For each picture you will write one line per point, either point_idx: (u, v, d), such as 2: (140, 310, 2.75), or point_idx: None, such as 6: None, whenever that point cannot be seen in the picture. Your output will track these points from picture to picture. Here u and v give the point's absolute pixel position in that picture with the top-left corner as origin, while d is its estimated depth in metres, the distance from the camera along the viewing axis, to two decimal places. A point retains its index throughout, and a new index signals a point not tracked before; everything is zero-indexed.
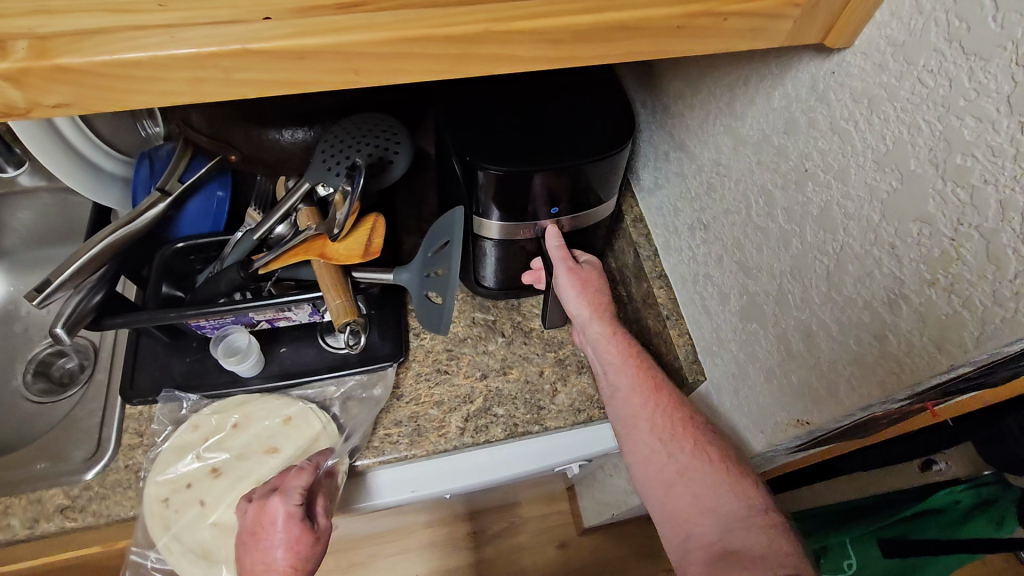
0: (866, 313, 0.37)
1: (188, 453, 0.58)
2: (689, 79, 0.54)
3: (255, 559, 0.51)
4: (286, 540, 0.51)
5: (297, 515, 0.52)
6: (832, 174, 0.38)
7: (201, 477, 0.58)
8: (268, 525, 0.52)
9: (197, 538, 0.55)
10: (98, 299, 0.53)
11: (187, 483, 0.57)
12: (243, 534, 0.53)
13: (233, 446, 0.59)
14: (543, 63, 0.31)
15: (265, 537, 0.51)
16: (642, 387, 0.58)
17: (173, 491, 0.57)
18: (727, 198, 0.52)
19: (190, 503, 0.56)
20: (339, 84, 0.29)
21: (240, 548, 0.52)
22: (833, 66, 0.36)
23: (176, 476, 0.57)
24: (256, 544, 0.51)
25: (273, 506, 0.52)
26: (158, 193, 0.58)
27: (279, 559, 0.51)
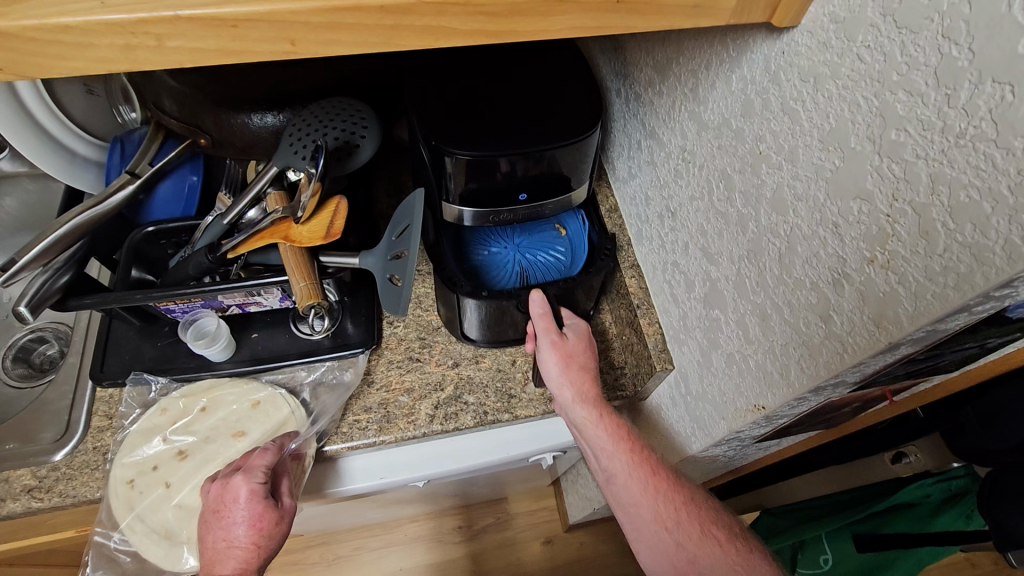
0: (812, 294, 0.37)
1: (156, 435, 0.59)
2: (657, 65, 0.54)
3: (217, 538, 0.51)
4: (250, 519, 0.51)
5: (261, 494, 0.52)
6: (784, 156, 0.38)
7: (167, 460, 0.58)
8: (231, 503, 0.52)
9: (162, 519, 0.56)
10: (65, 280, 0.53)
11: (153, 465, 0.58)
12: (204, 511, 0.53)
13: (201, 430, 0.60)
14: (483, 36, 0.31)
15: (227, 515, 0.51)
16: (638, 474, 0.58)
17: (138, 473, 0.57)
18: (692, 185, 0.52)
19: (155, 485, 0.57)
20: (275, 54, 0.29)
21: (202, 527, 0.52)
22: (783, 46, 0.36)
23: (142, 458, 0.58)
24: (218, 523, 0.51)
25: (236, 484, 0.52)
26: (127, 175, 0.58)
27: (242, 536, 0.51)
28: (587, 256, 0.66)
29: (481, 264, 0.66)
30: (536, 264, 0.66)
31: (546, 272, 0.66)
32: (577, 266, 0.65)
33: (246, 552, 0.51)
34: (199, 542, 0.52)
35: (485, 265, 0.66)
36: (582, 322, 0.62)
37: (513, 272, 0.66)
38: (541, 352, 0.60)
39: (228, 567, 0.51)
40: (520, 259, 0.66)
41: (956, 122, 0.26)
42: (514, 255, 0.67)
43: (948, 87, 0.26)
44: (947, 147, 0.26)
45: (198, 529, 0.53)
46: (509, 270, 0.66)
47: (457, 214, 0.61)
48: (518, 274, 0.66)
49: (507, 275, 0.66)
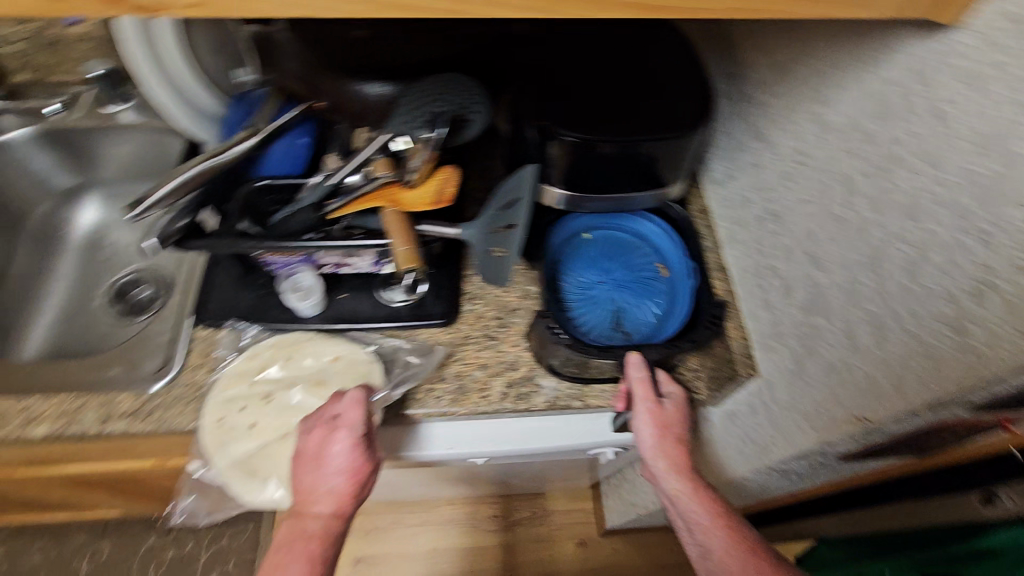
0: (947, 303, 0.35)
1: (246, 376, 0.62)
2: (774, 65, 0.53)
3: (316, 483, 0.54)
4: (349, 469, 0.54)
5: (361, 445, 0.54)
6: (925, 160, 0.37)
7: (253, 401, 0.61)
8: (333, 453, 0.54)
9: (245, 456, 0.59)
10: (183, 224, 0.58)
11: (241, 406, 0.60)
12: (303, 456, 0.55)
13: (287, 376, 0.62)
14: (642, 9, 0.31)
15: (329, 462, 0.54)
16: (737, 553, 0.53)
17: (228, 411, 0.60)
18: (805, 188, 0.50)
19: (241, 423, 0.60)
20: (445, 11, 0.31)
21: (300, 470, 0.55)
22: (940, 45, 0.35)
23: (231, 397, 0.61)
24: (318, 469, 0.54)
25: (337, 435, 0.54)
26: (249, 131, 0.62)
27: (341, 484, 0.54)
28: (689, 301, 0.64)
29: (577, 296, 0.67)
30: (630, 304, 0.66)
31: (641, 316, 0.65)
32: (676, 310, 0.64)
33: (343, 498, 0.54)
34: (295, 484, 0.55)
35: (580, 298, 0.66)
36: (679, 388, 0.60)
37: (607, 309, 0.66)
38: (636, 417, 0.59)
39: (325, 509, 0.54)
40: (616, 297, 0.67)
41: None
42: (610, 292, 0.67)
43: None
44: None
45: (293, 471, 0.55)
46: (603, 306, 0.66)
47: (553, 198, 0.62)
48: (612, 312, 0.66)
49: (602, 310, 0.66)
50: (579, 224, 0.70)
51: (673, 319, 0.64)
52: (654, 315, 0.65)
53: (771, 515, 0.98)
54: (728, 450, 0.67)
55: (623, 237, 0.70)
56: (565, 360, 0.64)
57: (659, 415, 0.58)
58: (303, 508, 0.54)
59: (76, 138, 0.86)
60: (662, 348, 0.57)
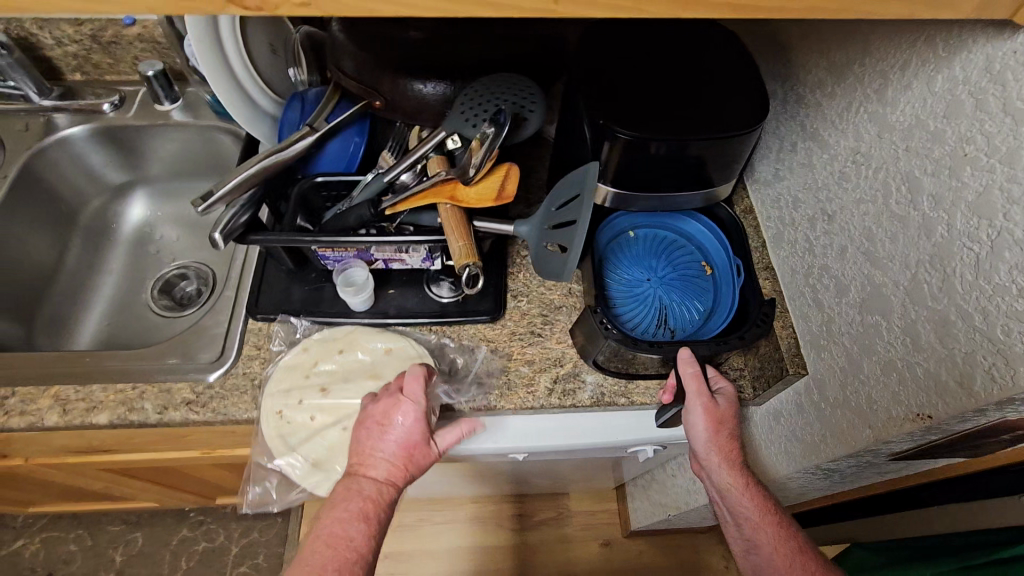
0: (1019, 300, 0.36)
1: (300, 369, 0.63)
2: (832, 66, 0.54)
3: (375, 447, 0.56)
4: (408, 438, 0.56)
5: (421, 417, 0.57)
6: (998, 158, 0.37)
7: (309, 392, 0.63)
8: (396, 420, 0.56)
9: (313, 447, 0.61)
10: (245, 219, 0.59)
11: (297, 397, 0.62)
12: (364, 422, 0.57)
13: (340, 367, 0.64)
14: (726, 9, 0.32)
15: (390, 429, 0.56)
16: (784, 550, 0.58)
17: (284, 404, 0.62)
18: (862, 188, 0.51)
19: (301, 415, 0.62)
20: (536, 10, 0.32)
21: (361, 434, 0.57)
22: (1016, 45, 0.36)
23: (290, 389, 0.62)
24: (379, 434, 0.56)
25: (402, 405, 0.56)
26: (307, 128, 0.63)
27: (399, 452, 0.56)
28: (734, 300, 0.64)
29: (621, 293, 0.67)
30: (676, 302, 0.66)
31: (686, 314, 0.66)
32: (722, 309, 0.65)
33: (398, 467, 0.56)
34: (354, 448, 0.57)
35: (625, 296, 0.67)
36: (731, 385, 0.60)
37: (652, 306, 0.66)
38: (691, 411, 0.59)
39: (380, 476, 0.55)
40: (661, 295, 0.67)
41: None
42: (656, 290, 0.67)
43: None
44: None
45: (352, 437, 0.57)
46: (648, 304, 0.66)
47: (603, 196, 0.63)
48: (657, 309, 0.66)
49: (646, 308, 0.66)
50: (625, 223, 0.71)
51: (717, 317, 0.64)
52: (699, 313, 0.66)
53: (804, 518, 0.97)
54: (772, 450, 0.67)
55: (668, 237, 0.71)
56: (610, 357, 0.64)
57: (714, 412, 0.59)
58: (359, 472, 0.55)
59: (128, 136, 0.88)
60: (712, 345, 0.58)
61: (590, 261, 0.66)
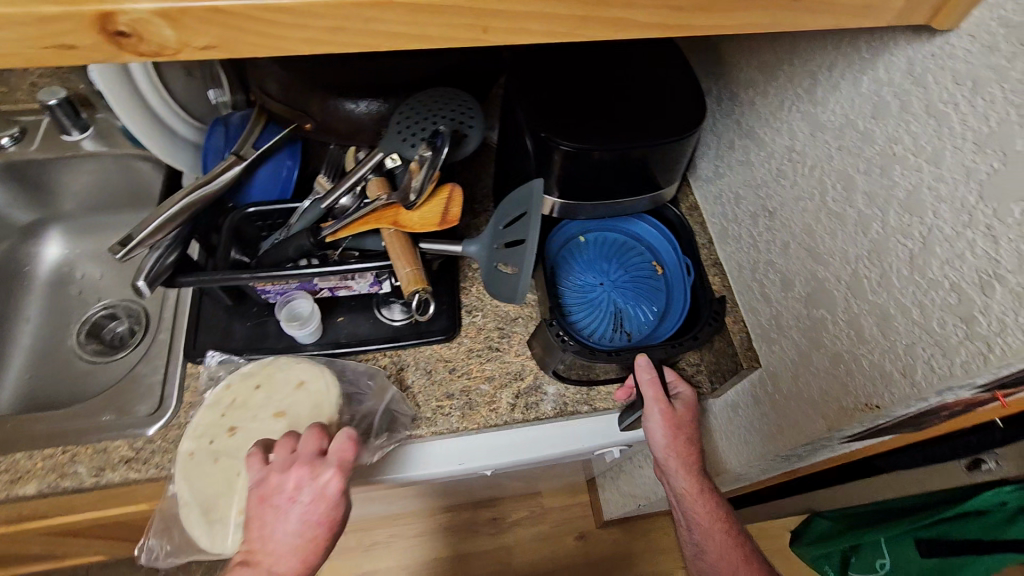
0: (953, 294, 0.37)
1: (216, 409, 0.58)
2: (763, 66, 0.55)
3: (285, 528, 0.50)
4: (325, 515, 0.51)
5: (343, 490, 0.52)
6: (925, 158, 0.38)
7: (219, 433, 0.57)
8: (315, 499, 0.50)
9: (210, 494, 0.55)
10: (172, 259, 0.55)
11: (210, 438, 0.57)
12: (273, 496, 0.50)
13: (251, 408, 0.58)
14: (659, 29, 0.32)
15: (307, 507, 0.50)
16: (729, 556, 0.62)
17: (197, 445, 0.57)
18: (799, 185, 0.52)
19: (206, 458, 0.56)
20: (466, 41, 0.30)
21: (270, 511, 0.50)
22: (935, 49, 0.37)
23: (202, 430, 0.58)
24: (292, 510, 0.50)
25: (321, 478, 0.50)
26: (233, 157, 0.59)
27: (314, 533, 0.50)
28: (685, 298, 0.65)
29: (576, 299, 0.67)
30: (630, 305, 0.67)
31: (641, 316, 0.66)
32: (674, 308, 0.66)
33: (304, 551, 0.50)
34: (260, 525, 0.50)
35: (580, 302, 0.67)
36: (689, 389, 0.61)
37: (607, 311, 0.66)
38: (651, 419, 0.59)
39: (282, 561, 0.49)
40: (615, 298, 0.67)
41: None
42: (609, 294, 0.67)
43: None
44: None
45: (256, 511, 0.51)
46: (603, 309, 0.66)
47: (551, 205, 0.62)
48: (612, 314, 0.66)
49: (601, 313, 0.66)
50: (575, 228, 0.70)
51: (671, 317, 0.65)
52: (653, 313, 0.66)
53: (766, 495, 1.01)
54: (731, 441, 0.69)
55: (617, 239, 0.71)
56: (568, 365, 0.64)
57: (671, 416, 0.59)
58: (263, 558, 0.49)
59: (35, 171, 0.81)
60: (666, 347, 0.59)
61: (542, 270, 0.65)
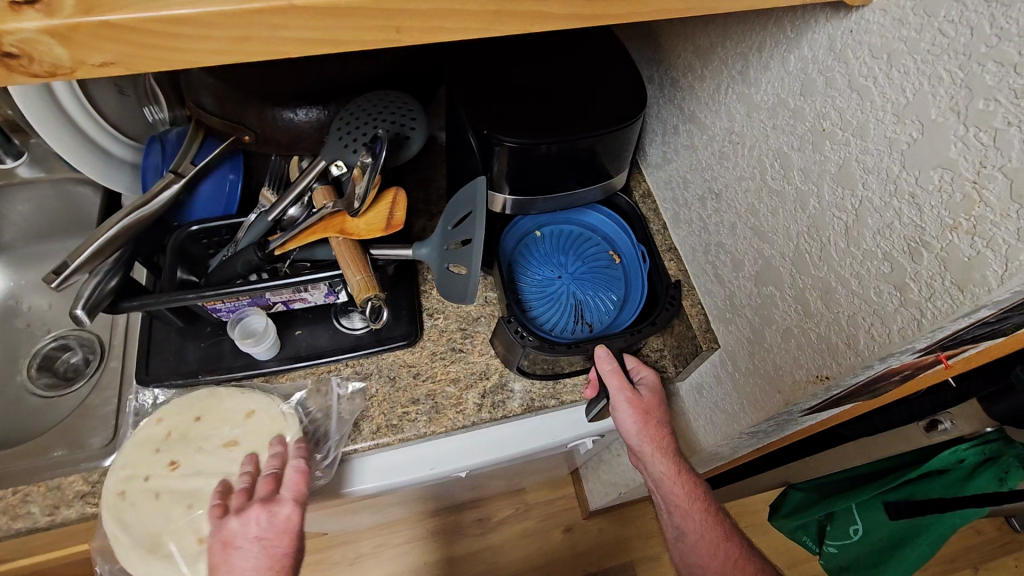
0: (886, 263, 0.38)
1: (150, 445, 0.57)
2: (699, 51, 0.55)
3: (250, 563, 0.51)
4: (289, 546, 0.53)
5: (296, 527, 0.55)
6: (850, 132, 0.39)
7: (157, 469, 0.57)
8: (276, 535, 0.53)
9: (155, 529, 0.55)
10: (114, 283, 0.53)
11: (144, 475, 0.56)
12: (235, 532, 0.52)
13: (193, 442, 0.58)
14: (576, 21, 0.32)
15: (269, 542, 0.53)
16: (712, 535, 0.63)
17: (128, 483, 0.56)
18: (741, 166, 0.53)
19: (144, 494, 0.55)
20: (380, 42, 0.30)
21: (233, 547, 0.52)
22: (851, 24, 0.37)
23: (132, 469, 0.56)
24: (255, 548, 0.52)
25: (281, 511, 0.53)
26: (171, 175, 0.58)
27: (278, 564, 0.52)
28: (644, 285, 0.65)
29: (535, 294, 0.67)
30: (589, 296, 0.67)
31: (601, 305, 0.66)
32: (633, 296, 0.66)
33: None
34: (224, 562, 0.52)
35: (539, 296, 0.67)
36: (653, 372, 0.60)
37: (567, 304, 0.67)
38: (618, 408, 0.58)
39: None
40: (574, 290, 0.67)
41: None
42: (568, 286, 0.68)
43: None
44: None
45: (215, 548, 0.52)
46: (563, 302, 0.67)
47: (504, 202, 0.62)
48: (572, 306, 0.67)
49: (561, 306, 0.67)
50: (529, 224, 0.70)
51: (631, 305, 0.65)
52: (614, 302, 0.66)
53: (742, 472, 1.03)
54: (700, 421, 0.70)
55: (572, 231, 0.70)
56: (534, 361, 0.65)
57: (638, 402, 0.59)
58: None
59: None
60: (626, 336, 0.59)
61: (499, 268, 0.65)
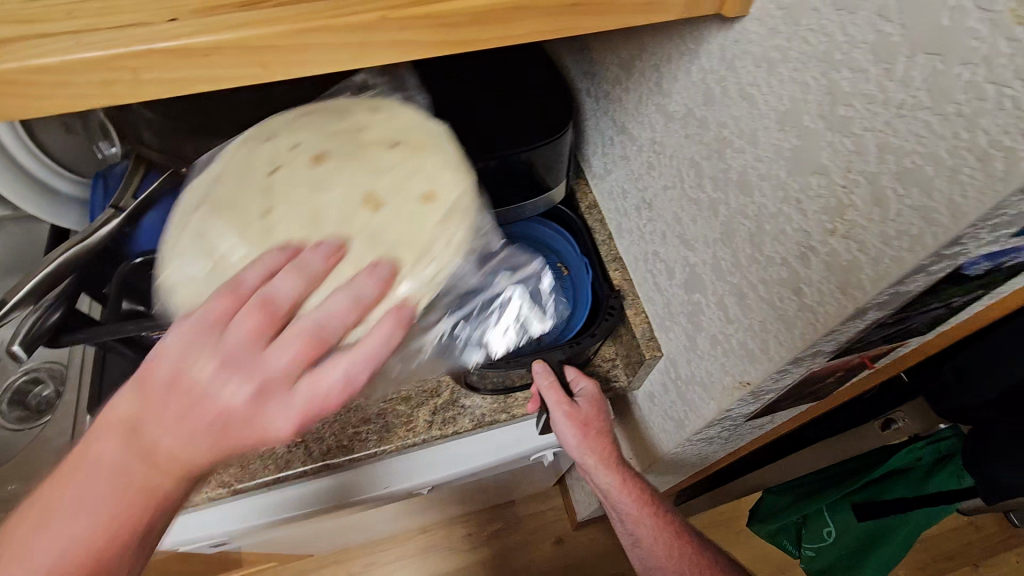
0: (783, 268, 0.38)
1: (283, 141, 0.45)
2: (622, 62, 0.56)
3: (168, 432, 0.33)
4: (210, 441, 0.33)
5: (129, 544, 0.36)
6: (745, 139, 0.39)
7: (295, 157, 0.44)
8: (122, 492, 0.35)
9: (239, 188, 0.43)
10: (55, 317, 0.56)
11: (274, 166, 0.44)
12: (157, 389, 0.34)
13: (340, 152, 0.44)
14: (448, 48, 0.32)
15: (200, 433, 0.33)
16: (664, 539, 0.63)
17: (271, 162, 0.44)
18: (665, 175, 0.53)
19: (255, 216, 0.42)
20: (250, 79, 0.31)
21: (117, 406, 0.35)
22: (736, 35, 0.38)
23: (269, 154, 0.44)
24: (199, 420, 0.33)
25: (233, 389, 0.33)
26: (112, 210, 0.59)
27: (190, 462, 0.34)
28: (590, 296, 0.66)
29: None
30: (537, 309, 0.66)
31: (549, 318, 0.65)
32: (581, 308, 0.65)
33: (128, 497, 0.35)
34: (148, 391, 0.34)
35: None
36: (589, 382, 0.60)
37: None
38: (556, 422, 0.59)
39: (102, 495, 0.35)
40: None
41: (896, 94, 0.27)
42: None
43: (885, 63, 0.27)
44: (890, 118, 0.27)
45: (155, 375, 0.34)
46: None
47: None
48: None
49: None
50: None
51: (579, 316, 0.64)
52: (562, 315, 0.65)
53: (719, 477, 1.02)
54: (655, 428, 0.70)
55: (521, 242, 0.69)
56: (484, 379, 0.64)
57: (577, 416, 0.59)
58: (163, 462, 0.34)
59: None
60: (566, 348, 0.59)
61: None
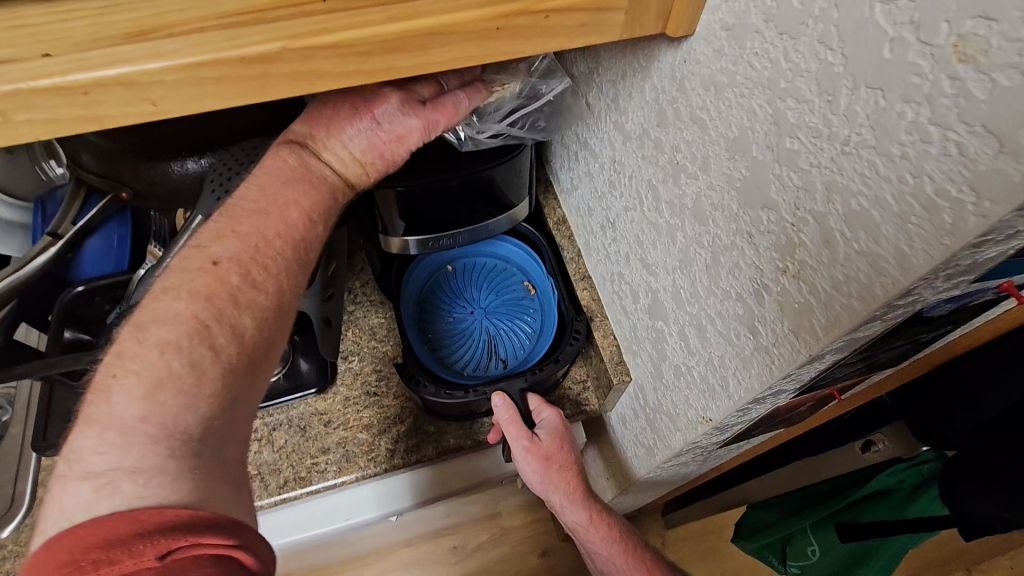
0: (738, 305, 0.36)
1: None
2: (582, 75, 0.52)
3: (341, 136, 0.40)
4: (374, 146, 0.41)
5: (298, 251, 0.38)
6: (698, 166, 0.37)
7: None
8: (249, 253, 0.35)
9: None
10: None
11: None
12: (325, 109, 0.40)
13: None
14: (362, 78, 0.30)
15: (365, 133, 0.40)
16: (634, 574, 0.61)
17: None
18: (626, 196, 0.50)
19: None
20: (142, 116, 0.28)
21: (307, 130, 0.40)
22: (684, 54, 0.35)
23: None
24: (358, 135, 0.40)
25: (384, 107, 0.39)
26: (50, 237, 0.56)
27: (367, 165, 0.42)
28: (558, 321, 0.63)
29: (448, 332, 0.65)
30: (503, 330, 0.65)
31: (515, 339, 0.64)
32: (547, 332, 0.63)
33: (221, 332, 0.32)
34: (321, 124, 0.40)
35: (452, 334, 0.65)
36: (553, 413, 0.59)
37: (480, 340, 0.64)
38: (517, 455, 0.58)
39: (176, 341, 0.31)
40: (488, 325, 0.65)
41: (841, 130, 0.24)
42: (482, 321, 0.65)
43: (828, 94, 0.25)
44: (835, 155, 0.25)
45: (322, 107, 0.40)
46: (476, 338, 0.65)
47: (402, 244, 0.59)
48: (486, 342, 0.64)
49: (474, 343, 0.64)
50: (440, 259, 0.67)
51: (544, 338, 0.63)
52: (528, 337, 0.64)
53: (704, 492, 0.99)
54: (628, 453, 0.67)
55: (484, 262, 0.67)
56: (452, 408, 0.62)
57: (539, 449, 0.58)
58: (325, 154, 0.40)
59: None
60: (527, 376, 0.58)
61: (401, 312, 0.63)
